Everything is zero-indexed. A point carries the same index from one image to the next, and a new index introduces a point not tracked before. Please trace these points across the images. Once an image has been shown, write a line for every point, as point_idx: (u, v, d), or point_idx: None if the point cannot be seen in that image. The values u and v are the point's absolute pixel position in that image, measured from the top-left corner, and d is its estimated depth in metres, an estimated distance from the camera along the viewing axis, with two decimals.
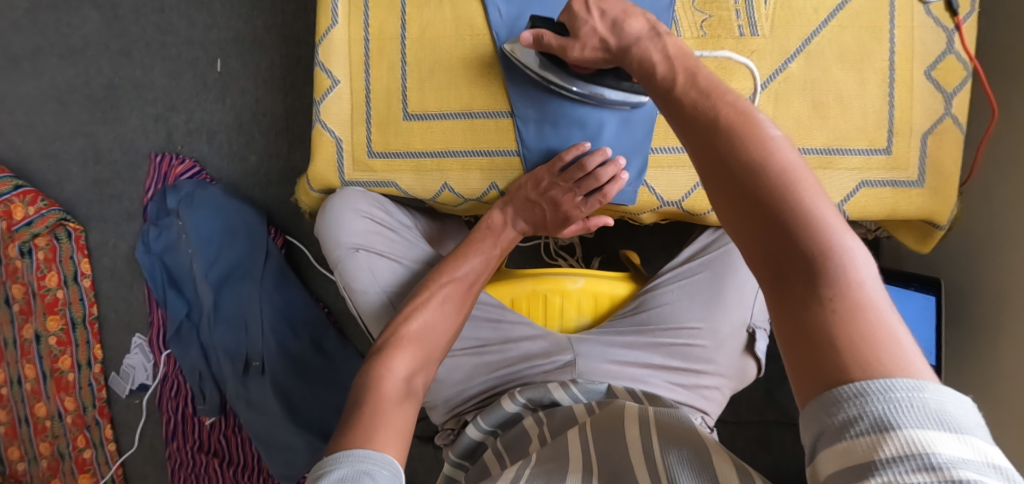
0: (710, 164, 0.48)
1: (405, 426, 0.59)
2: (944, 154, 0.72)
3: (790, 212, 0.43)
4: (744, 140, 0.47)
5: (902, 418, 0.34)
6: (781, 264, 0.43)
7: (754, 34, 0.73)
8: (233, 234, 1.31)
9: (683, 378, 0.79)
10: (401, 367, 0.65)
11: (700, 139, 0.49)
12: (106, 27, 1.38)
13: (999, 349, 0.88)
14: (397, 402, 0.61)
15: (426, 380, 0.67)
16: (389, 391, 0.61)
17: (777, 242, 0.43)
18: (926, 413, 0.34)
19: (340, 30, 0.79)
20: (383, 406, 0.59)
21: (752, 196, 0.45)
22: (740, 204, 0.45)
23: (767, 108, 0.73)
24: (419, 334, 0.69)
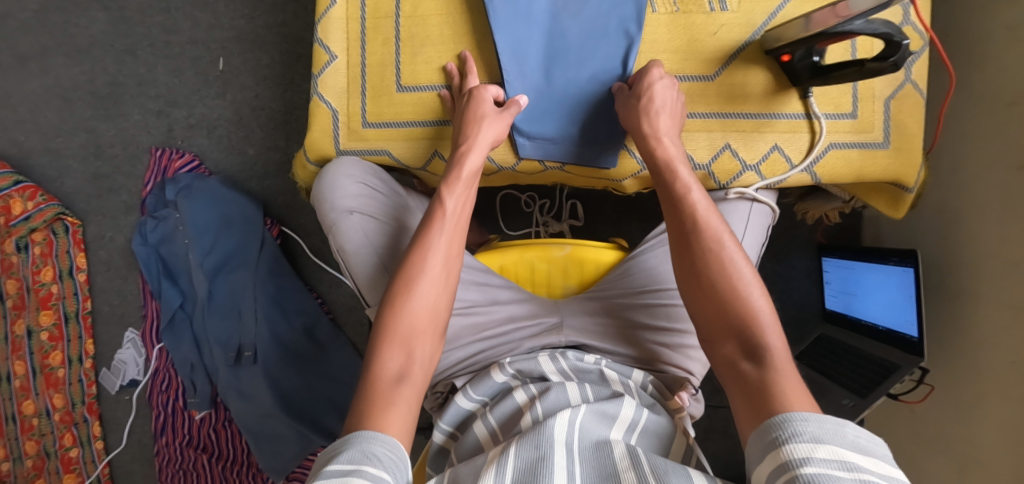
0: (689, 273, 0.67)
1: (407, 406, 0.62)
2: (906, 118, 0.75)
3: (743, 316, 0.62)
4: (720, 252, 0.65)
5: (808, 425, 0.51)
6: (741, 349, 0.61)
7: (722, 8, 0.75)
8: (228, 224, 1.33)
9: (669, 338, 0.78)
10: (398, 349, 0.65)
11: (686, 255, 0.67)
12: (112, 27, 1.43)
13: (974, 318, 0.92)
14: (395, 387, 0.62)
15: (428, 359, 0.67)
16: (386, 372, 0.63)
17: (732, 333, 0.62)
18: (825, 425, 0.50)
19: (337, 9, 0.83)
20: (383, 389, 0.62)
21: (718, 293, 0.63)
22: (710, 304, 0.64)
23: (737, 76, 0.76)
24: (409, 312, 0.68)
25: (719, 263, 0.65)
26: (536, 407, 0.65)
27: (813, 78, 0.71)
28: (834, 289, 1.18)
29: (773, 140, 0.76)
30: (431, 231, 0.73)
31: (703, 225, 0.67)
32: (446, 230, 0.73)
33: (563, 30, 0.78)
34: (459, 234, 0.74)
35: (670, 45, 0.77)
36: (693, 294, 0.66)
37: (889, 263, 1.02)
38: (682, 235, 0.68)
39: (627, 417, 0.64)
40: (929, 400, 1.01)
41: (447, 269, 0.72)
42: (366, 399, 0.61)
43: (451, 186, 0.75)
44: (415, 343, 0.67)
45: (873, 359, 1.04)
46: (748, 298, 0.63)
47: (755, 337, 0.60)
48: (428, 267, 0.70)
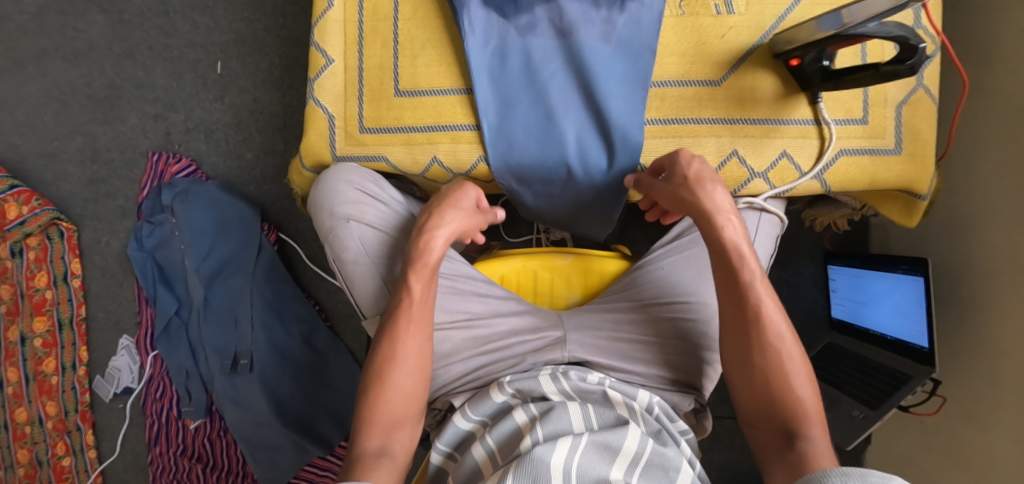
0: (743, 356, 0.66)
1: None
2: (919, 122, 0.73)
3: (792, 398, 0.63)
4: (777, 341, 0.65)
5: (850, 478, 0.49)
6: (786, 433, 0.62)
7: (729, 11, 0.74)
8: (226, 229, 1.31)
9: (677, 354, 0.75)
10: (378, 430, 0.67)
11: (739, 339, 0.66)
12: (110, 30, 1.42)
13: (993, 329, 0.90)
14: (374, 467, 0.64)
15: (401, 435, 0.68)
16: (368, 449, 0.65)
17: (777, 423, 0.64)
18: (867, 479, 0.48)
19: (335, 12, 0.82)
20: (362, 468, 0.64)
21: (768, 370, 0.64)
22: (762, 390, 0.65)
23: (744, 80, 0.74)
24: (389, 392, 0.68)
25: (773, 351, 0.65)
26: (536, 431, 0.63)
27: (824, 82, 0.69)
28: (841, 298, 1.16)
29: (782, 146, 0.74)
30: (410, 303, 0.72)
31: (760, 308, 0.66)
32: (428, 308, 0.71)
33: (547, 72, 0.76)
34: (432, 310, 0.72)
35: (676, 49, 0.75)
36: (743, 371, 0.66)
37: (899, 271, 1.00)
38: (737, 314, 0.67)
39: (631, 450, 0.61)
40: (943, 412, 1.00)
41: (425, 343, 0.70)
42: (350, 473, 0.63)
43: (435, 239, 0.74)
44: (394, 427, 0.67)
45: (883, 369, 1.02)
46: (796, 390, 0.63)
47: (801, 432, 0.62)
48: (411, 336, 0.70)
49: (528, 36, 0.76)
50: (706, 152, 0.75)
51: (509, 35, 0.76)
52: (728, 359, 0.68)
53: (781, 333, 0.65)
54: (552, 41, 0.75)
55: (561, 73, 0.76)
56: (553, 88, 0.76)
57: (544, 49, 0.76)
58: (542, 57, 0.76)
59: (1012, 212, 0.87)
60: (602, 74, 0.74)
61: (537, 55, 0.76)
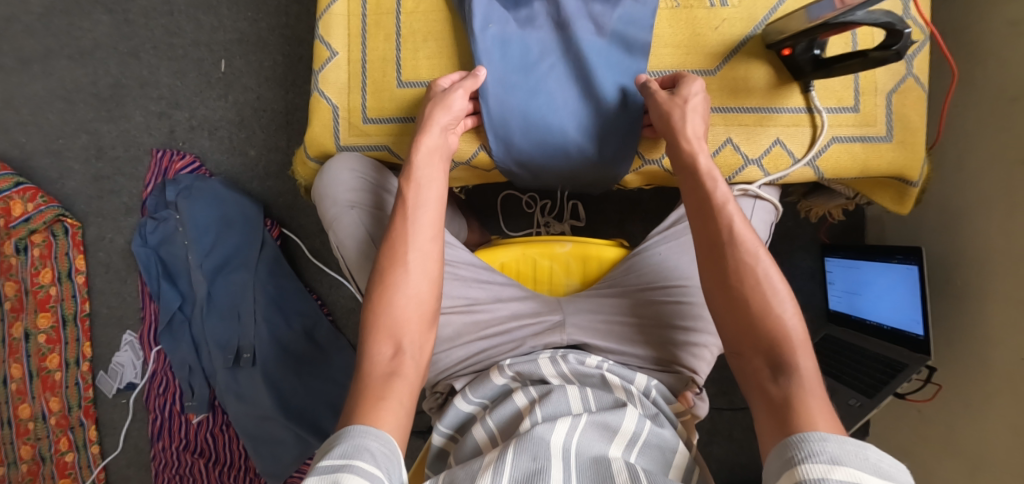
0: (725, 284, 0.65)
1: (397, 401, 0.62)
2: (909, 111, 0.75)
3: (773, 327, 0.61)
4: (757, 263, 0.64)
5: (829, 445, 0.50)
6: (768, 364, 0.60)
7: (723, 3, 0.76)
8: (229, 224, 1.33)
9: (675, 335, 0.76)
10: (385, 342, 0.66)
11: (720, 263, 0.66)
12: (115, 30, 1.44)
13: (985, 316, 0.92)
14: (386, 382, 0.62)
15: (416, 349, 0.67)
16: (377, 366, 0.64)
17: (762, 349, 0.61)
18: (846, 448, 0.49)
19: (340, 6, 0.84)
20: (373, 386, 0.62)
21: (747, 301, 0.63)
22: (742, 319, 0.63)
23: (738, 70, 0.76)
24: (396, 301, 0.68)
25: (753, 276, 0.64)
26: (535, 412, 0.64)
27: (815, 70, 0.71)
28: (838, 289, 1.17)
29: (776, 134, 0.76)
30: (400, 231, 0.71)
31: (737, 232, 0.66)
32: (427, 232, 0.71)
33: (545, 61, 0.78)
34: (434, 219, 0.72)
35: (670, 41, 0.77)
36: (726, 307, 0.65)
37: (894, 261, 1.02)
38: (714, 244, 0.67)
39: (629, 430, 0.62)
40: (938, 400, 1.01)
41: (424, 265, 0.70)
42: (363, 391, 0.62)
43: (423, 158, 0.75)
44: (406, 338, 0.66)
45: (879, 358, 1.04)
46: (780, 313, 0.62)
47: (787, 354, 0.60)
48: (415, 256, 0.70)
49: (527, 28, 0.78)
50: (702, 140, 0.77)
51: (508, 25, 0.78)
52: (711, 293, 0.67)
53: (760, 263, 0.64)
54: (552, 34, 0.78)
55: (560, 63, 0.78)
56: (551, 79, 0.78)
57: (542, 43, 0.78)
58: (540, 50, 0.78)
59: (1003, 202, 0.89)
60: (598, 65, 0.77)
61: (535, 48, 0.78)
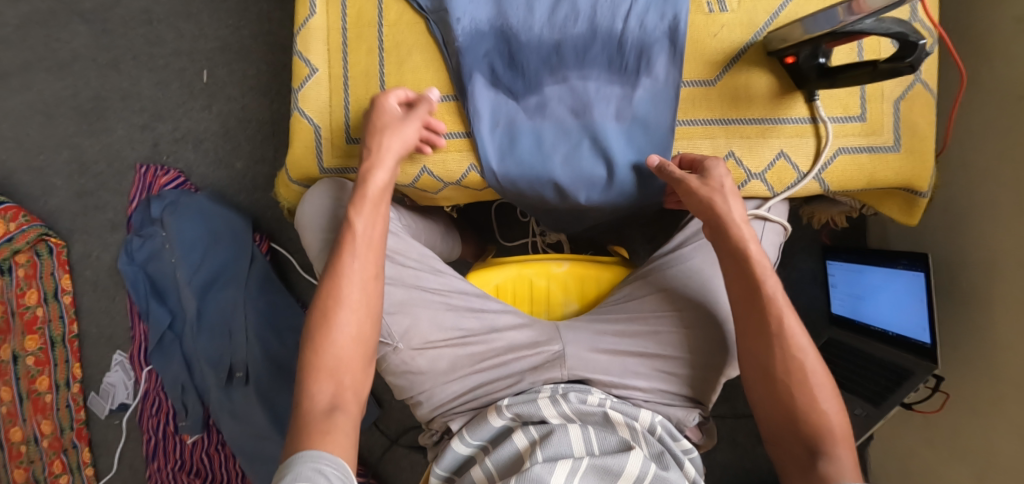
0: (766, 370, 0.66)
1: (337, 442, 0.61)
2: (918, 118, 0.72)
3: (812, 405, 0.64)
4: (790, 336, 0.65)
5: None
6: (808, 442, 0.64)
7: (722, 9, 0.72)
8: (217, 239, 1.29)
9: (682, 370, 0.75)
10: (324, 384, 0.64)
11: (761, 337, 0.67)
12: (94, 41, 1.39)
13: (993, 320, 0.90)
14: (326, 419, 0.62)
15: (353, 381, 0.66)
16: (317, 405, 0.63)
17: (802, 426, 0.64)
18: None
19: (318, 19, 0.80)
20: (313, 422, 0.62)
21: (788, 376, 0.65)
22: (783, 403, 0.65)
23: (739, 79, 0.72)
24: (331, 343, 0.66)
25: (793, 357, 0.65)
26: (535, 454, 0.62)
27: (821, 79, 0.67)
28: (839, 292, 1.15)
29: (779, 146, 0.73)
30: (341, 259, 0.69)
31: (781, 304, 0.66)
32: (361, 260, 0.69)
33: (555, 147, 0.75)
34: (375, 261, 0.70)
35: (666, 42, 0.72)
36: (765, 378, 0.67)
37: (899, 266, 0.99)
38: (757, 326, 0.67)
39: (634, 474, 0.60)
40: (947, 408, 0.99)
41: (362, 300, 0.68)
42: (302, 424, 0.62)
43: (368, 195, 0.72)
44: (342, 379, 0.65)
45: (885, 365, 1.01)
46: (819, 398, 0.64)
47: (824, 439, 0.63)
48: (347, 292, 0.68)
49: (537, 117, 0.75)
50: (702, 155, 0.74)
51: (518, 116, 0.75)
52: (751, 375, 0.68)
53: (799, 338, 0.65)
54: (566, 119, 0.74)
55: (570, 145, 0.75)
56: (564, 161, 0.75)
57: (523, 65, 0.74)
58: (526, 77, 0.74)
59: (1011, 204, 0.86)
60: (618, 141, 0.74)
61: (519, 75, 0.75)
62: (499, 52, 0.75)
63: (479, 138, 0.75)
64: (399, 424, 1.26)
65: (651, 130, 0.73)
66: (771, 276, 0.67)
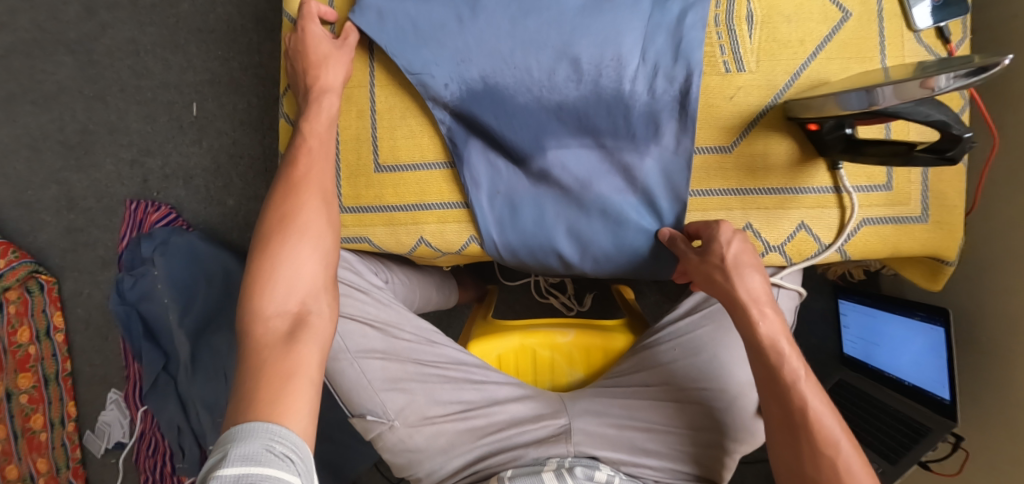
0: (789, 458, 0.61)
1: (304, 354, 0.57)
2: (947, 187, 0.67)
3: None
4: (816, 421, 0.60)
5: None
6: None
7: (739, 70, 0.67)
8: (210, 281, 1.26)
9: (691, 445, 0.70)
10: (281, 302, 0.60)
11: (782, 422, 0.62)
12: (79, 72, 1.34)
13: (1017, 381, 0.85)
14: (283, 342, 0.57)
15: (319, 307, 0.62)
16: (275, 329, 0.59)
17: None
18: None
19: (305, 80, 0.76)
20: (268, 349, 0.57)
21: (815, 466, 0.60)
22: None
23: (756, 145, 0.68)
24: (283, 274, 0.62)
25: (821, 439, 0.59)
26: None
27: (846, 151, 0.63)
28: (853, 336, 1.11)
29: (799, 217, 0.68)
30: (287, 207, 0.65)
31: (800, 389, 0.61)
32: (308, 215, 0.65)
33: (550, 212, 0.72)
34: (321, 192, 0.68)
35: (676, 107, 0.67)
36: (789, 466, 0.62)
37: (917, 318, 0.95)
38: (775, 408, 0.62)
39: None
40: (966, 470, 0.94)
41: (317, 225, 0.65)
42: (255, 369, 0.55)
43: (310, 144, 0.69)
44: (299, 281, 0.62)
45: (898, 417, 0.97)
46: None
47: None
48: (296, 237, 0.64)
49: (541, 185, 0.72)
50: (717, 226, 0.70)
51: (519, 185, 0.73)
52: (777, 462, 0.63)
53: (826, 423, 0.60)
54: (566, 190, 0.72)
55: (570, 213, 0.72)
56: (563, 231, 0.73)
57: (522, 133, 0.70)
58: (525, 145, 0.71)
59: None
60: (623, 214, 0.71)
61: (516, 143, 0.71)
62: (497, 121, 0.70)
63: (474, 205, 0.73)
64: None
65: (659, 201, 0.70)
66: (789, 355, 0.62)
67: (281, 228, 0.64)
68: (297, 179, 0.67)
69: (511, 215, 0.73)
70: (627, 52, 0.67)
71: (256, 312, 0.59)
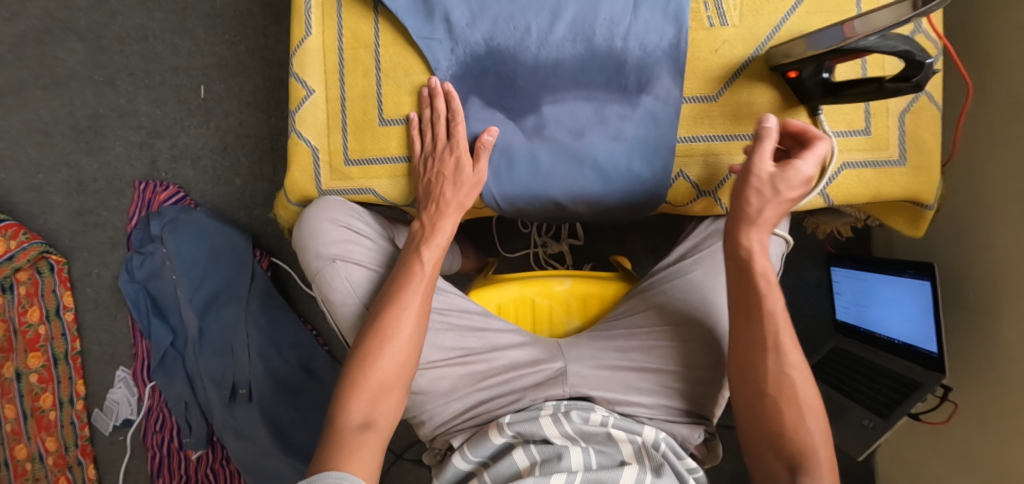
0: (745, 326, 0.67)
1: (369, 457, 0.64)
2: (923, 132, 0.71)
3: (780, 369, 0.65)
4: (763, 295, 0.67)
5: None
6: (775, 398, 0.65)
7: (723, 24, 0.71)
8: (217, 258, 1.29)
9: (680, 384, 0.74)
10: (364, 403, 0.67)
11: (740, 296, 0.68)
12: (90, 58, 1.38)
13: (1000, 333, 0.88)
14: (358, 435, 0.65)
15: (394, 406, 0.68)
16: (352, 420, 0.66)
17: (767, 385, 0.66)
18: None
19: (314, 40, 0.79)
20: (346, 438, 0.65)
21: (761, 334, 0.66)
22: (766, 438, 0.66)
23: (741, 95, 0.72)
24: (376, 369, 0.68)
25: (788, 392, 0.65)
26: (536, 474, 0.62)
27: (826, 96, 0.67)
28: (845, 300, 1.13)
29: (782, 163, 0.72)
30: (397, 300, 0.71)
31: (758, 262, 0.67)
32: (405, 317, 0.70)
33: (543, 162, 0.76)
34: (422, 302, 0.71)
35: (667, 61, 0.71)
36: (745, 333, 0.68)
37: (904, 275, 0.97)
38: (748, 365, 0.67)
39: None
40: (954, 420, 0.98)
41: (416, 326, 0.70)
42: (330, 448, 0.64)
43: (435, 206, 0.75)
44: (384, 394, 0.68)
45: (891, 376, 0.99)
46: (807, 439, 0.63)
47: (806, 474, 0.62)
48: (388, 339, 0.69)
49: (536, 137, 0.75)
50: (704, 172, 0.75)
51: (515, 136, 0.76)
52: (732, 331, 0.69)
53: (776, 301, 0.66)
54: (562, 140, 0.75)
55: (565, 161, 0.75)
56: (558, 179, 0.76)
57: (519, 89, 0.74)
58: (521, 100, 0.75)
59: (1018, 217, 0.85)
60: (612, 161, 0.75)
61: (513, 98, 0.75)
62: (497, 77, 0.74)
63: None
64: (403, 439, 1.24)
65: (650, 154, 0.74)
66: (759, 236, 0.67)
67: (380, 325, 0.69)
68: (405, 281, 0.72)
69: (506, 163, 0.77)
70: (620, 7, 0.71)
71: (342, 404, 0.67)
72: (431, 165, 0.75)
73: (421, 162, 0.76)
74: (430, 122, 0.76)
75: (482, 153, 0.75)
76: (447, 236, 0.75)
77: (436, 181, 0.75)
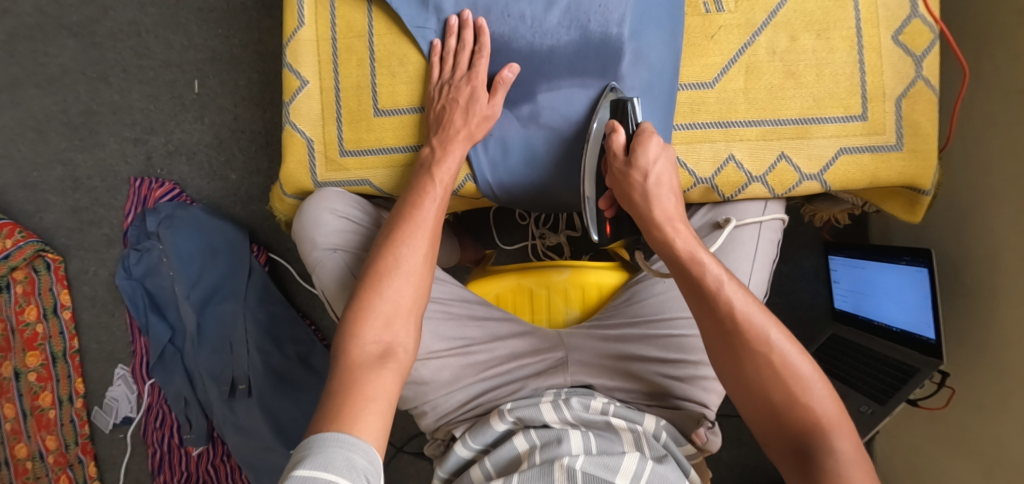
0: (733, 362, 0.60)
1: (388, 390, 0.57)
2: (919, 116, 0.73)
3: (790, 402, 0.58)
4: (751, 329, 0.60)
5: None
6: (797, 441, 0.57)
7: (720, 10, 0.74)
8: (214, 253, 1.29)
9: (681, 370, 0.73)
10: (379, 330, 0.61)
11: (724, 340, 0.61)
12: (82, 54, 1.37)
13: (999, 318, 0.88)
14: (376, 366, 0.58)
15: (409, 337, 0.63)
16: (368, 353, 0.59)
17: (779, 430, 0.58)
18: None
19: (307, 31, 0.79)
20: (362, 371, 0.57)
21: (750, 368, 0.59)
22: (774, 426, 0.59)
23: (738, 81, 0.74)
24: (388, 296, 0.63)
25: (772, 368, 0.59)
26: (535, 456, 0.63)
27: None
28: (843, 289, 1.12)
29: (780, 149, 0.74)
30: (409, 227, 0.68)
31: (734, 306, 0.61)
32: (420, 238, 0.67)
33: (537, 150, 0.77)
34: (435, 226, 0.70)
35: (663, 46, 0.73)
36: (732, 369, 0.61)
37: (902, 263, 0.97)
38: (756, 397, 0.60)
39: (631, 468, 0.60)
40: (952, 404, 0.98)
41: (430, 249, 0.68)
42: (342, 389, 0.56)
43: (449, 130, 0.73)
44: (395, 323, 0.62)
45: (887, 361, 1.00)
46: (813, 404, 0.57)
47: (822, 445, 0.56)
48: (403, 261, 0.65)
49: (531, 125, 0.77)
50: (700, 159, 0.76)
51: (512, 124, 0.77)
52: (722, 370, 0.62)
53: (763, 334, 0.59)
54: (558, 128, 0.76)
55: (561, 149, 0.76)
56: (551, 170, 0.78)
57: (515, 79, 0.75)
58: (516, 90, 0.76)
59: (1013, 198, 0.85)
60: None
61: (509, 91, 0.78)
62: (497, 68, 0.76)
63: (472, 155, 0.78)
64: (403, 432, 1.24)
65: None
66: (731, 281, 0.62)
67: (394, 245, 0.66)
68: (419, 199, 0.70)
69: (504, 150, 0.78)
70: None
71: (352, 334, 0.60)
72: (447, 90, 0.74)
73: (436, 90, 0.75)
74: (453, 51, 0.75)
75: (499, 88, 0.73)
76: (458, 161, 0.73)
77: (453, 106, 0.73)
